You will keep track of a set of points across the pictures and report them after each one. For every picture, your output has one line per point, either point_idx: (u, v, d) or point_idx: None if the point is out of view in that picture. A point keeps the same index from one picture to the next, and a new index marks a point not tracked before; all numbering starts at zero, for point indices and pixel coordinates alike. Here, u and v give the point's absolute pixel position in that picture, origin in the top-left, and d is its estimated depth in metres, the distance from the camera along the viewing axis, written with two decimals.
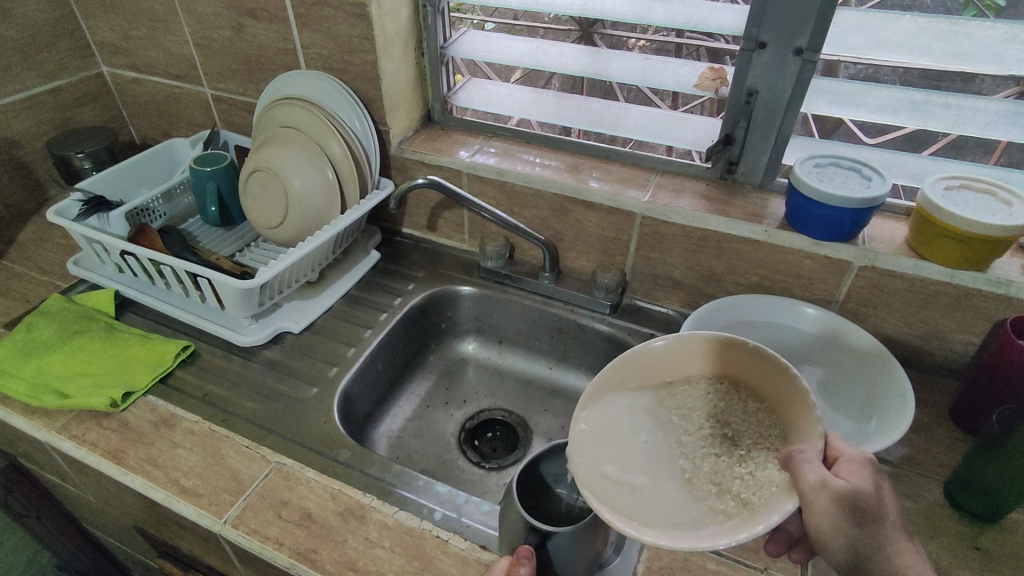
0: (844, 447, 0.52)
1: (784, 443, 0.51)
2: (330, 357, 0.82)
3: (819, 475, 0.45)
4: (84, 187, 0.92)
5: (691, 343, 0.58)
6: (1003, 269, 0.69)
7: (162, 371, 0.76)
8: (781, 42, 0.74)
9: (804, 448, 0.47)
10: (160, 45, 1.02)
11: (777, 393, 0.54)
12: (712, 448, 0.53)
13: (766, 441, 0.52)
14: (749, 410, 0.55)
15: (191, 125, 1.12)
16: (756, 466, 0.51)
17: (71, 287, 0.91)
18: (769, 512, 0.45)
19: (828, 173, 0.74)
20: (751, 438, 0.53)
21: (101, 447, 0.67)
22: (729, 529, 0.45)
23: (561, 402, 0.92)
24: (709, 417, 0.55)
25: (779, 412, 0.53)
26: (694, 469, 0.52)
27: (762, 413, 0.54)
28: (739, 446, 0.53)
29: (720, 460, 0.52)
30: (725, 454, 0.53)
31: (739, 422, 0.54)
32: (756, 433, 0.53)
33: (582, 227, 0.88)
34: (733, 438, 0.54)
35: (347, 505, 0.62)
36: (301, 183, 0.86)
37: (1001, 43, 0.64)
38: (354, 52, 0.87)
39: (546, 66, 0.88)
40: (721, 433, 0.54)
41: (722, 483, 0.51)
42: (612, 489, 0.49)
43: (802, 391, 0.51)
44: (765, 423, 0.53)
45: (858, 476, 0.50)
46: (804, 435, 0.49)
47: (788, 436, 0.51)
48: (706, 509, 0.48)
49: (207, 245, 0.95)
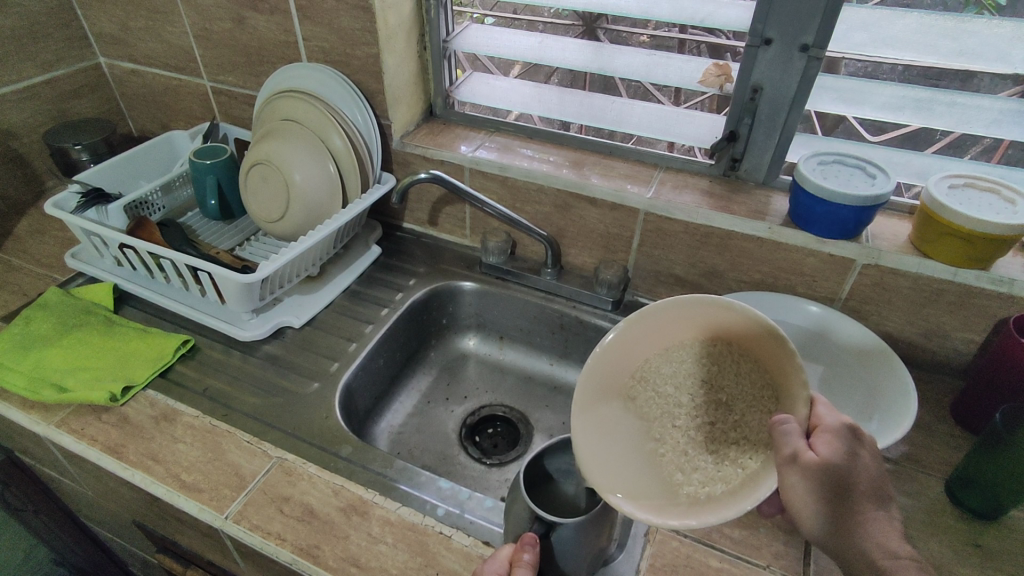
0: (825, 416, 0.50)
1: (777, 404, 0.52)
2: (331, 352, 0.81)
3: (794, 447, 0.47)
4: (82, 179, 0.91)
5: (677, 310, 0.55)
6: (1006, 268, 0.69)
7: (162, 365, 0.75)
8: (786, 39, 0.73)
9: (788, 419, 0.48)
10: (158, 36, 1.01)
11: (765, 352, 0.52)
12: (707, 417, 0.55)
13: (760, 404, 0.53)
14: (742, 372, 0.54)
15: (190, 117, 1.11)
16: (752, 431, 0.52)
17: (69, 279, 0.91)
18: (756, 483, 0.48)
19: (832, 171, 0.73)
20: (743, 401, 0.54)
21: (101, 442, 0.67)
22: (728, 497, 0.47)
23: (561, 398, 0.92)
24: (702, 385, 0.56)
25: (771, 373, 0.52)
26: (690, 437, 0.54)
27: (754, 372, 0.53)
28: (734, 411, 0.54)
29: (715, 428, 0.54)
30: (720, 421, 0.54)
31: (731, 386, 0.55)
32: (749, 395, 0.54)
33: (585, 223, 0.88)
34: (727, 403, 0.55)
35: (350, 501, 0.62)
36: (303, 176, 0.85)
37: (1008, 41, 0.64)
38: (356, 45, 0.86)
39: (549, 61, 0.87)
40: (715, 399, 0.55)
41: (720, 449, 0.52)
42: (612, 470, 0.51)
43: (790, 353, 0.49)
44: (757, 384, 0.53)
45: (827, 449, 0.48)
46: (792, 401, 0.50)
47: (779, 397, 0.52)
48: (704, 475, 0.51)
49: (207, 239, 0.95)
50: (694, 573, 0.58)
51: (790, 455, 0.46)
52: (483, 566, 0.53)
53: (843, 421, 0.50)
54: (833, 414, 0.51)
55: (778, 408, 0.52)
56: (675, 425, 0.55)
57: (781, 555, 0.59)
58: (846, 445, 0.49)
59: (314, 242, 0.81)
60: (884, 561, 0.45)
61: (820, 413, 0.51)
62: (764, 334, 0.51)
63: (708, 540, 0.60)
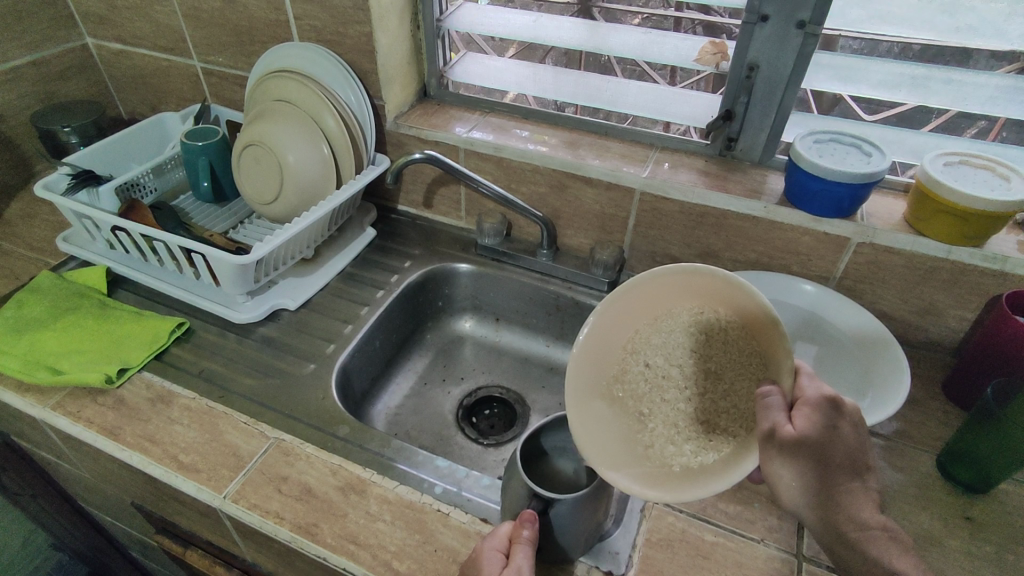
0: (807, 388, 0.50)
1: (765, 373, 0.52)
2: (328, 334, 0.81)
3: (772, 421, 0.47)
4: (71, 161, 0.90)
5: (665, 279, 0.55)
6: (999, 245, 0.69)
7: (157, 347, 0.75)
8: (783, 15, 0.73)
9: (770, 393, 0.49)
10: (147, 16, 0.99)
11: (753, 320, 0.52)
12: (698, 387, 0.56)
13: (748, 373, 0.53)
14: (730, 341, 0.54)
15: (180, 99, 1.10)
16: (741, 400, 0.53)
17: (60, 263, 0.90)
18: (742, 456, 0.50)
19: (828, 149, 0.73)
20: (732, 369, 0.55)
21: (98, 424, 0.67)
22: (720, 469, 0.50)
23: (557, 379, 0.93)
24: (691, 355, 0.56)
25: (759, 340, 0.52)
26: (680, 409, 0.55)
27: (742, 341, 0.53)
28: (723, 380, 0.55)
29: (705, 399, 0.55)
30: (710, 391, 0.55)
31: (720, 355, 0.55)
32: (737, 365, 0.54)
33: (580, 204, 0.88)
34: (716, 373, 0.55)
35: (347, 480, 0.62)
36: (296, 157, 0.84)
37: (1003, 17, 0.64)
38: (348, 24, 0.85)
39: (544, 39, 0.87)
40: (705, 369, 0.56)
41: (710, 419, 0.54)
42: (608, 444, 0.54)
43: (778, 324, 0.49)
44: (745, 353, 0.53)
45: (804, 423, 0.48)
46: (778, 371, 0.50)
47: (767, 365, 0.52)
48: (696, 445, 0.53)
49: (200, 222, 0.94)
50: (689, 547, 0.58)
51: (767, 429, 0.47)
52: (482, 542, 0.53)
53: (823, 392, 0.49)
54: (814, 385, 0.50)
55: (766, 377, 0.52)
56: (668, 396, 0.56)
57: (775, 529, 0.60)
58: (825, 418, 0.48)
59: (308, 224, 0.80)
60: (855, 533, 0.47)
61: (803, 385, 0.50)
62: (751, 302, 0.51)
63: (703, 515, 0.61)
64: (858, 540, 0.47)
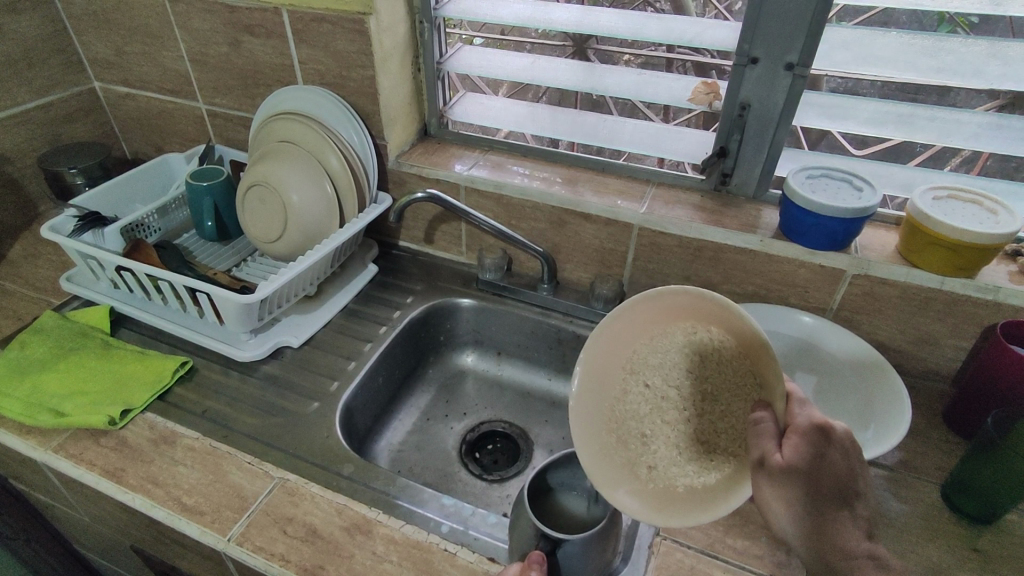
0: (799, 416, 0.50)
1: (760, 394, 0.52)
2: (331, 371, 0.81)
3: (761, 450, 0.48)
4: (78, 203, 0.91)
5: (659, 299, 0.56)
6: (991, 276, 0.71)
7: (161, 387, 0.75)
8: (772, 58, 0.76)
9: (762, 419, 0.50)
10: (154, 61, 1.02)
11: (744, 341, 0.52)
12: (696, 408, 0.56)
13: (743, 393, 0.54)
14: (725, 361, 0.55)
15: (185, 140, 1.11)
16: (739, 419, 0.54)
17: (64, 303, 0.90)
18: (740, 481, 0.51)
19: (821, 184, 0.75)
20: (727, 390, 0.55)
21: (101, 466, 0.66)
22: (720, 491, 0.52)
23: (560, 412, 0.92)
24: (688, 375, 0.56)
25: (753, 362, 0.52)
26: (680, 429, 0.56)
27: (736, 361, 0.54)
28: (719, 401, 0.55)
29: (704, 419, 0.55)
30: (708, 411, 0.55)
31: (715, 375, 0.55)
32: (732, 385, 0.54)
33: (579, 239, 0.89)
34: (712, 393, 0.56)
35: (353, 520, 0.62)
36: (300, 196, 0.86)
37: (982, 59, 0.68)
38: (352, 67, 0.88)
39: (542, 81, 0.90)
40: (702, 388, 0.56)
41: (710, 439, 0.55)
42: (610, 465, 0.55)
43: (770, 351, 0.50)
44: (739, 374, 0.54)
45: (793, 452, 0.48)
46: (771, 394, 0.51)
47: (761, 387, 0.52)
48: (697, 466, 0.54)
49: (204, 259, 0.95)
50: None
51: (757, 457, 0.48)
52: None
53: (812, 419, 0.49)
54: (805, 413, 0.50)
55: (761, 400, 0.52)
56: (668, 417, 0.56)
57: (783, 564, 0.60)
58: (813, 447, 0.48)
59: (314, 262, 0.82)
60: (840, 562, 0.47)
61: (794, 411, 0.50)
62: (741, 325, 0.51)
63: (711, 550, 0.61)
64: (845, 569, 0.46)
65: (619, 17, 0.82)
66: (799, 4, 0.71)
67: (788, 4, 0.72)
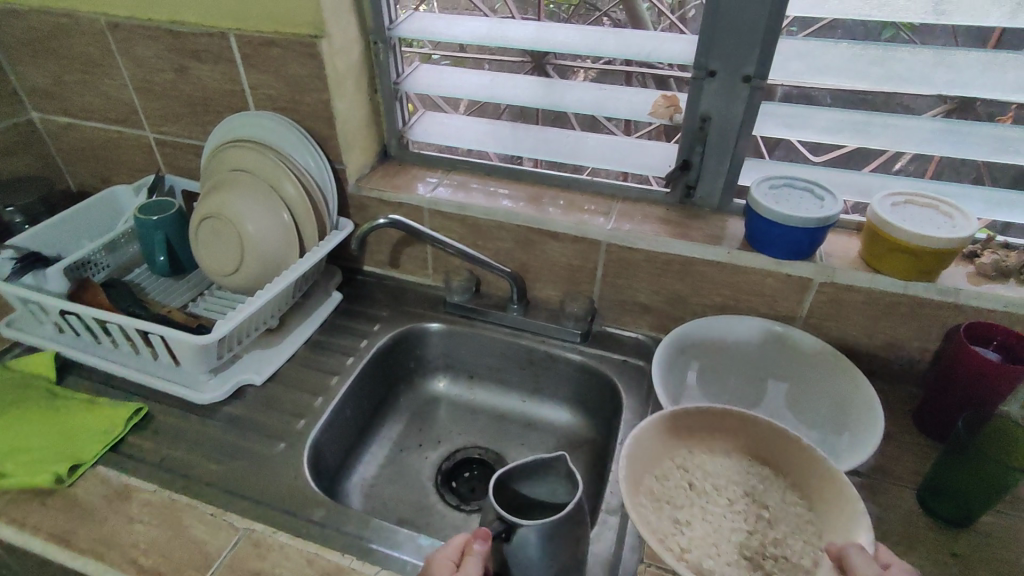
0: (889, 554, 0.52)
1: (820, 538, 0.56)
2: (297, 409, 0.78)
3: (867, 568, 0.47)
4: (16, 243, 0.86)
5: (738, 419, 0.63)
6: (952, 279, 0.72)
7: (113, 437, 0.71)
8: (729, 70, 0.76)
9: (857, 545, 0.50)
10: (96, 90, 0.98)
11: (817, 485, 0.58)
12: (749, 529, 0.59)
13: (801, 528, 0.57)
14: (789, 498, 0.59)
15: (133, 170, 1.07)
16: (788, 549, 0.56)
17: (6, 351, 0.85)
18: None
19: (783, 194, 0.76)
20: (787, 523, 0.58)
21: (48, 530, 0.62)
22: None
23: (536, 434, 0.91)
24: (749, 497, 0.61)
25: (820, 504, 0.57)
26: (726, 542, 0.58)
27: (803, 502, 0.59)
28: (775, 527, 0.58)
29: (756, 546, 0.57)
30: (761, 538, 0.58)
31: (777, 507, 0.59)
32: (791, 518, 0.58)
33: (547, 257, 0.88)
34: (769, 520, 0.59)
35: (325, 570, 0.59)
36: (256, 226, 0.83)
37: (929, 67, 0.70)
38: (305, 92, 0.85)
39: (501, 98, 0.89)
40: (760, 514, 0.59)
41: (754, 560, 0.56)
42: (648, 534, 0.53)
43: (850, 496, 0.54)
44: (802, 514, 0.58)
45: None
46: (837, 530, 0.54)
47: (824, 527, 0.56)
48: None
49: (157, 297, 0.90)
50: None
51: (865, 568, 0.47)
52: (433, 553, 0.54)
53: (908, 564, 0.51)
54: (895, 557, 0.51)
55: (810, 514, 0.58)
56: (721, 534, 0.58)
57: None
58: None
59: (276, 296, 0.79)
60: None
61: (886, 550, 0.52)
62: (824, 469, 0.57)
63: None
64: None
65: (576, 33, 0.81)
66: (753, 17, 0.71)
67: (742, 18, 0.72)
